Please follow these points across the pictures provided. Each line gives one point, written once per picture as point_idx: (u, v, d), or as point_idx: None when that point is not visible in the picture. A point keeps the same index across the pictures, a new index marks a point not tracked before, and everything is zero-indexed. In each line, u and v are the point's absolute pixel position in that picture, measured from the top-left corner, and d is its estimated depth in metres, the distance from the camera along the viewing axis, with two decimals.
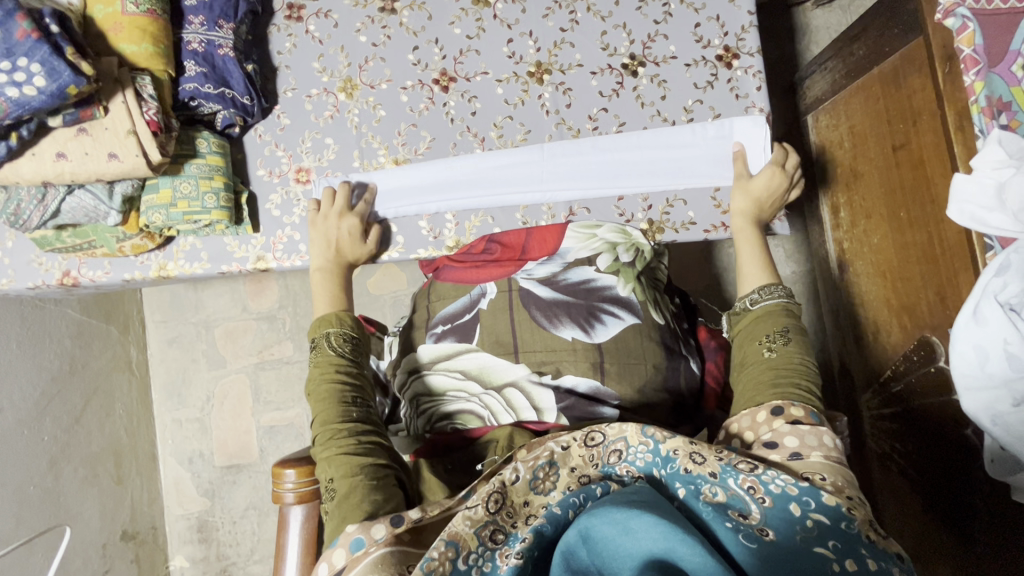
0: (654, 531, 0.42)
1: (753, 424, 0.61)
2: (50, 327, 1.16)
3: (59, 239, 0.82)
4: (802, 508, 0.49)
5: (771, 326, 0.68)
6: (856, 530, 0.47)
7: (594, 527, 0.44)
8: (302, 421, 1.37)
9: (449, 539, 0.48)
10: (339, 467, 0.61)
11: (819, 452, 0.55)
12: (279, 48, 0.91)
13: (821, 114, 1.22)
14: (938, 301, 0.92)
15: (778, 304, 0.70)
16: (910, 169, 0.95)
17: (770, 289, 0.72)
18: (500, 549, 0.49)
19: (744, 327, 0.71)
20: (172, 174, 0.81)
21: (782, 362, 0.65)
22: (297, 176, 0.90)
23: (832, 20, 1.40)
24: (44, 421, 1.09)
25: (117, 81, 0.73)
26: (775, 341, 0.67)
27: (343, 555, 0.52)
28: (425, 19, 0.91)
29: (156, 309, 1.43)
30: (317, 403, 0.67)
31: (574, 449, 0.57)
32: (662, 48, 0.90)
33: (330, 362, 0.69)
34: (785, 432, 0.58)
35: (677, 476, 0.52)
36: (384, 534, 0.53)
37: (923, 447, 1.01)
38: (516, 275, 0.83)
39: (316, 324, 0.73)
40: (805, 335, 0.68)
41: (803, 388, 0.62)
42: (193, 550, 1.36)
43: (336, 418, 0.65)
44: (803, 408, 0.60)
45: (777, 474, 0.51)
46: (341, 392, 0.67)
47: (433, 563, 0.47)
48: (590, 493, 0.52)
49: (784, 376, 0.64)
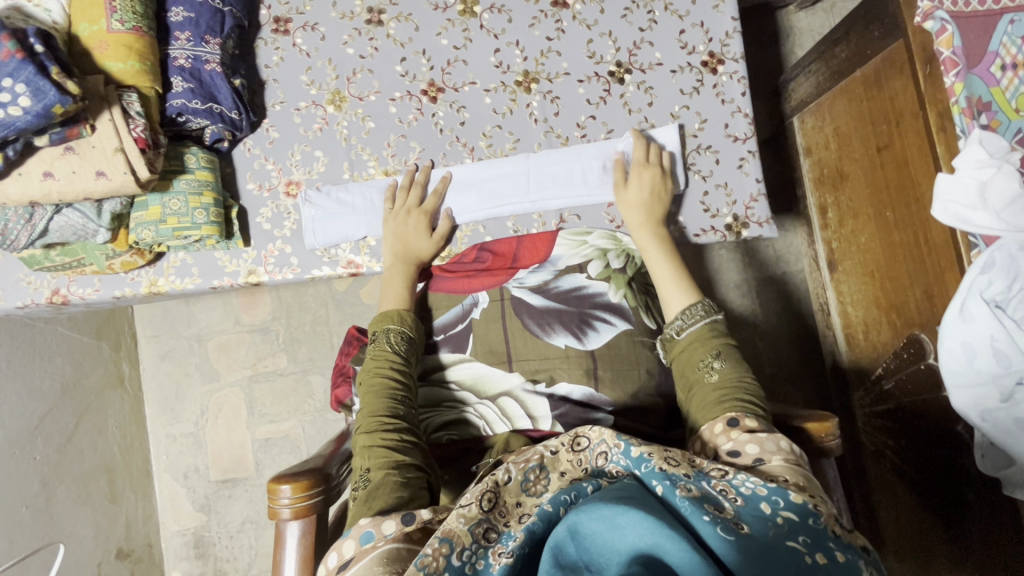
0: (641, 527, 0.42)
1: (712, 437, 0.60)
2: (40, 345, 1.15)
3: (47, 258, 0.82)
4: (772, 506, 0.48)
5: (702, 350, 0.69)
6: (822, 525, 0.46)
7: (581, 523, 0.44)
8: (298, 432, 1.37)
9: (443, 536, 0.49)
10: (377, 457, 0.64)
11: (778, 456, 0.54)
12: (266, 62, 0.91)
13: (806, 116, 1.23)
14: (926, 299, 0.94)
15: (703, 326, 0.70)
16: (894, 169, 0.97)
17: (692, 311, 0.72)
18: (492, 547, 0.50)
19: (680, 357, 0.71)
20: (161, 190, 0.81)
21: (723, 382, 0.65)
22: (287, 190, 0.90)
23: (816, 23, 1.42)
24: (36, 441, 1.07)
25: (104, 99, 0.73)
26: (710, 362, 0.67)
27: (353, 546, 0.53)
28: (412, 30, 0.91)
29: (148, 324, 1.42)
30: (368, 394, 0.71)
31: (562, 454, 0.58)
32: (648, 55, 0.91)
33: (386, 357, 0.74)
34: (745, 440, 0.57)
35: (653, 475, 0.50)
36: (393, 530, 0.54)
37: (915, 444, 1.02)
38: (508, 284, 0.84)
39: (379, 319, 0.79)
40: (734, 350, 0.68)
41: (751, 405, 0.62)
42: (190, 566, 1.35)
43: (382, 411, 0.69)
44: (755, 418, 0.60)
45: (746, 477, 0.51)
46: (391, 388, 0.71)
47: (427, 559, 0.48)
48: (581, 490, 0.52)
49: (729, 393, 0.64)
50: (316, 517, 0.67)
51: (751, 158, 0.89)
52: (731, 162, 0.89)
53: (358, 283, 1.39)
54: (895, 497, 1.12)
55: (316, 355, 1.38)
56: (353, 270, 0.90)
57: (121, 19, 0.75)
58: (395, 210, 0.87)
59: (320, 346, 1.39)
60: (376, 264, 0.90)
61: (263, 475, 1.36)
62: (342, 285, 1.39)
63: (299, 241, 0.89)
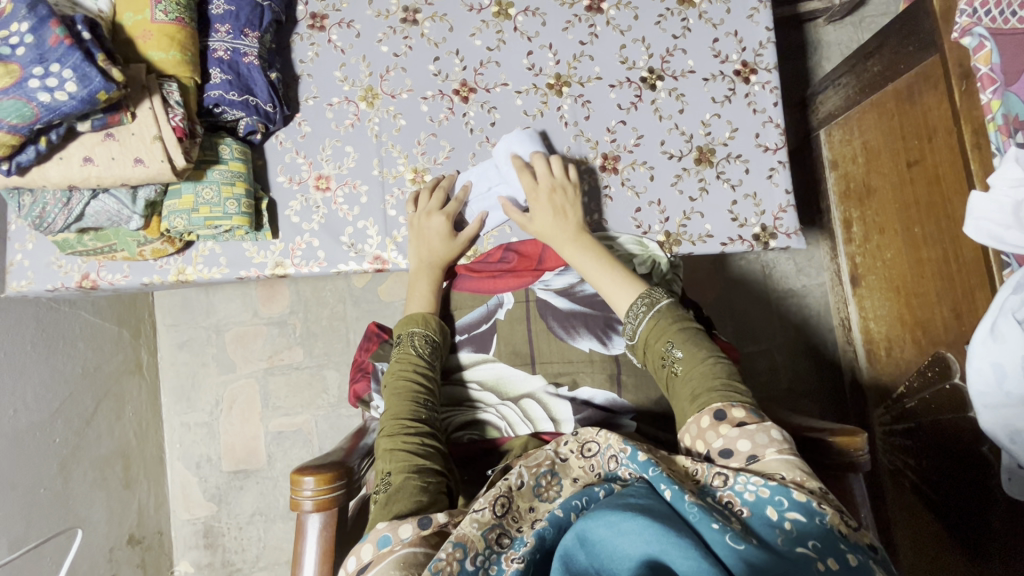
0: (646, 534, 0.42)
1: (701, 433, 0.58)
2: (64, 329, 1.16)
3: (80, 242, 0.83)
4: (778, 510, 0.47)
5: (659, 346, 0.68)
6: (829, 525, 0.45)
7: (590, 530, 0.45)
8: (311, 427, 1.37)
9: (455, 541, 0.49)
10: (398, 461, 0.64)
11: (772, 449, 0.53)
12: (302, 57, 0.92)
13: (834, 129, 1.22)
14: (953, 318, 0.93)
15: (649, 321, 0.71)
16: (925, 185, 0.96)
17: (635, 310, 0.73)
18: (505, 553, 0.49)
19: (646, 359, 0.71)
20: (195, 180, 0.81)
21: (688, 370, 0.65)
22: (317, 183, 0.90)
23: (844, 37, 1.41)
24: (56, 424, 1.08)
25: (145, 87, 0.74)
26: (670, 356, 0.67)
27: (371, 550, 0.53)
28: (447, 30, 0.92)
29: (168, 312, 1.43)
30: (392, 397, 0.71)
31: (573, 461, 0.59)
32: (680, 62, 0.91)
33: (410, 360, 0.75)
34: (736, 436, 0.55)
35: (661, 478, 0.50)
36: (410, 534, 0.53)
37: (937, 464, 1.01)
38: (534, 286, 0.85)
39: (404, 321, 0.80)
40: (687, 334, 0.68)
41: (720, 387, 0.61)
42: (199, 555, 1.35)
43: (406, 414, 0.69)
44: (743, 408, 0.58)
45: (748, 479, 0.50)
46: (415, 390, 0.72)
47: (441, 563, 0.47)
48: (592, 495, 0.53)
49: (700, 384, 0.63)
50: (337, 510, 0.66)
51: (781, 168, 0.89)
52: (761, 171, 0.89)
53: (376, 280, 1.40)
54: (913, 517, 1.10)
55: (332, 349, 1.39)
56: (379, 265, 0.89)
57: (165, 10, 0.77)
58: (417, 213, 0.86)
59: (336, 341, 1.40)
60: (401, 260, 0.89)
61: (275, 468, 1.37)
62: (360, 281, 1.40)
63: (327, 234, 0.89)
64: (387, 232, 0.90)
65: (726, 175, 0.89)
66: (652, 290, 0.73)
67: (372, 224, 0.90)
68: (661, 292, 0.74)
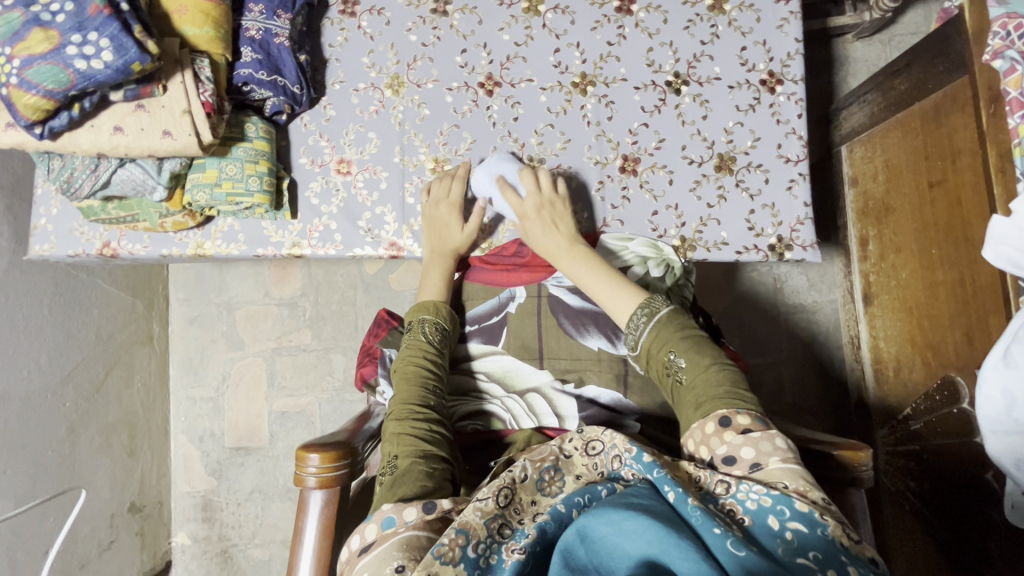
0: (647, 533, 0.43)
1: (705, 438, 0.58)
2: (81, 296, 1.18)
3: (104, 210, 0.84)
4: (779, 519, 0.47)
5: (661, 356, 0.67)
6: (832, 536, 0.45)
7: (591, 527, 0.45)
8: (314, 409, 1.39)
9: (458, 527, 0.49)
10: (405, 445, 0.64)
11: (776, 458, 0.53)
12: (331, 41, 0.93)
13: (856, 145, 1.22)
14: (965, 342, 0.93)
15: (650, 332, 0.68)
16: (945, 207, 0.96)
17: (635, 322, 0.71)
18: (505, 543, 0.50)
19: (649, 369, 0.69)
20: (220, 155, 0.82)
21: (693, 379, 0.63)
22: (338, 167, 0.91)
23: (872, 54, 1.41)
24: (67, 388, 1.11)
25: (178, 61, 0.75)
26: (673, 365, 0.65)
27: (375, 530, 0.54)
28: (476, 23, 0.93)
29: (181, 287, 1.45)
30: (401, 382, 0.72)
31: (577, 458, 0.59)
32: (707, 68, 0.91)
33: (420, 346, 0.75)
34: (740, 443, 0.55)
35: (666, 479, 0.51)
36: (414, 518, 0.54)
37: (939, 488, 1.00)
38: (546, 282, 0.85)
39: (416, 308, 0.80)
40: (693, 342, 0.66)
41: (726, 394, 0.60)
42: (196, 528, 1.37)
43: (414, 400, 0.69)
44: (749, 414, 0.57)
45: (750, 488, 0.50)
46: (424, 377, 0.72)
47: (443, 548, 0.47)
48: (594, 494, 0.53)
49: (703, 393, 0.61)
50: (339, 489, 0.67)
51: (801, 180, 0.89)
52: (781, 183, 0.89)
53: (388, 268, 1.41)
54: (911, 542, 1.09)
55: (340, 334, 1.41)
56: (394, 252, 0.90)
57: None
58: (429, 202, 0.88)
59: (344, 326, 1.41)
60: (416, 248, 0.90)
61: (276, 447, 1.38)
62: (372, 268, 1.41)
63: (345, 218, 0.90)
64: (405, 219, 0.90)
65: (745, 184, 0.89)
66: (652, 299, 0.71)
67: (390, 211, 0.91)
68: (662, 299, 0.72)
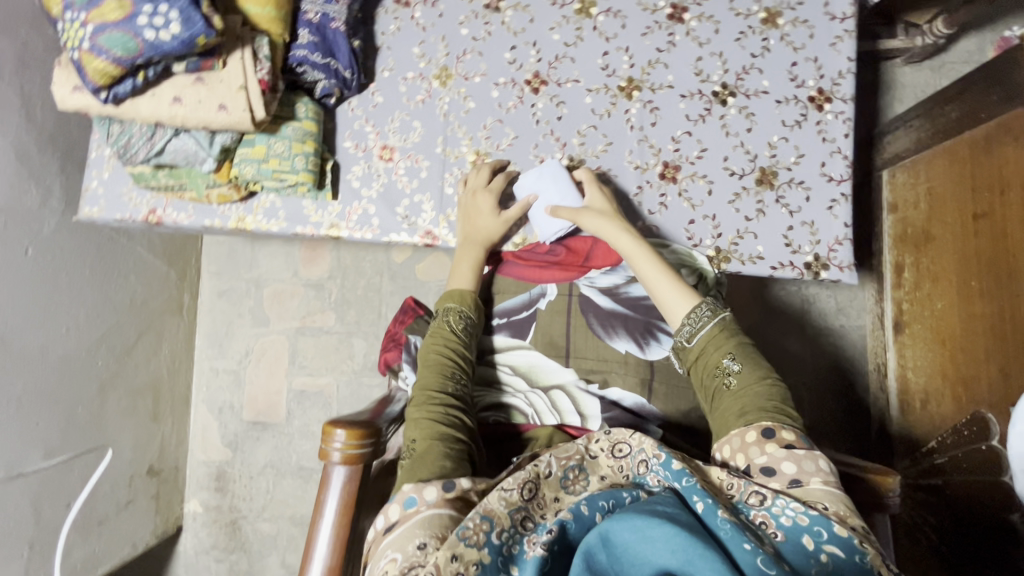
0: (672, 542, 0.42)
1: (744, 447, 0.58)
2: (120, 261, 1.21)
3: (154, 177, 0.85)
4: (815, 540, 0.46)
5: (715, 356, 0.67)
6: (868, 564, 0.44)
7: (614, 532, 0.45)
8: (332, 390, 1.41)
9: (483, 513, 0.50)
10: (423, 429, 0.65)
11: (818, 479, 0.53)
12: (384, 29, 0.95)
13: (898, 171, 1.20)
14: (1001, 378, 0.91)
15: (712, 329, 0.68)
16: (989, 239, 0.94)
17: (697, 315, 0.70)
18: (529, 535, 0.50)
19: (695, 365, 0.69)
20: (270, 133, 0.85)
21: (744, 386, 0.63)
22: (381, 153, 0.93)
23: (921, 80, 1.38)
24: (101, 348, 1.14)
25: (239, 39, 0.78)
26: (726, 367, 0.65)
27: (398, 510, 0.55)
28: (527, 21, 0.93)
29: (213, 260, 1.47)
30: (422, 369, 0.73)
31: (602, 459, 0.60)
32: (755, 81, 0.91)
33: (442, 336, 0.77)
34: (782, 457, 0.55)
35: (694, 489, 0.51)
36: (434, 497, 0.55)
37: (960, 526, 0.98)
38: (578, 281, 0.86)
39: (443, 298, 0.81)
40: (750, 352, 0.66)
41: (772, 408, 0.60)
42: (208, 497, 1.40)
43: (434, 385, 0.71)
44: (793, 432, 0.58)
45: (787, 504, 0.50)
46: (444, 364, 0.73)
47: (468, 532, 0.48)
48: (619, 500, 0.53)
49: (751, 401, 0.62)
50: (361, 467, 0.68)
51: (843, 201, 0.88)
52: (822, 202, 0.88)
53: (416, 258, 1.43)
54: None
55: (363, 319, 1.42)
56: (429, 240, 0.91)
57: None
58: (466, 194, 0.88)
59: (368, 311, 1.43)
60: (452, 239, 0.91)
61: (292, 425, 1.40)
62: (400, 257, 1.43)
63: (384, 203, 0.92)
64: (442, 209, 0.92)
65: (786, 200, 0.89)
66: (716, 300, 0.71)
67: (428, 200, 0.92)
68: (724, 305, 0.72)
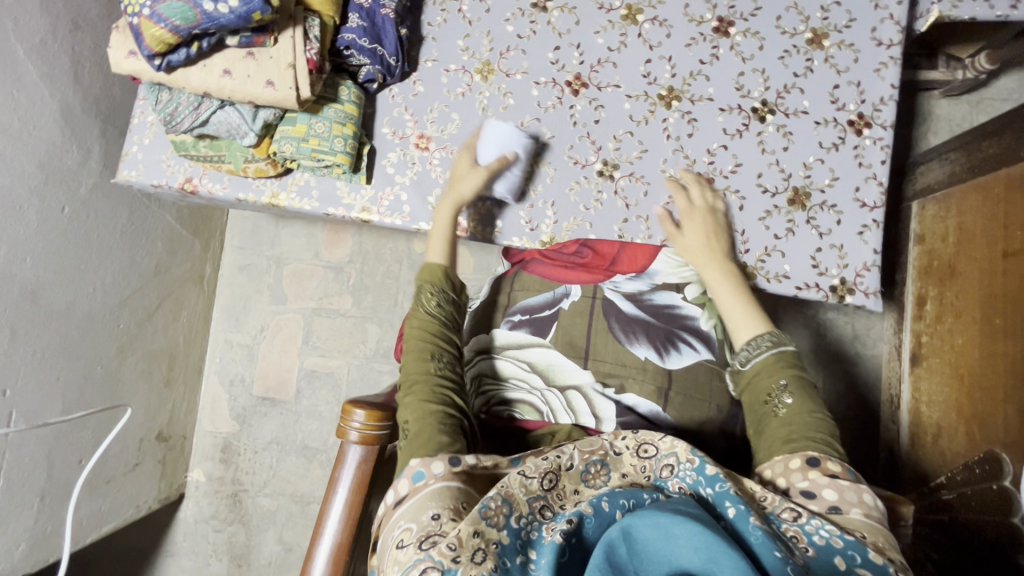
0: (695, 540, 0.41)
1: (786, 472, 0.60)
2: (149, 227, 1.23)
3: (195, 147, 0.88)
4: (847, 561, 0.47)
5: (768, 382, 0.68)
6: None
7: (636, 527, 0.45)
8: (342, 373, 1.42)
9: (504, 496, 0.51)
10: (412, 410, 0.66)
11: (858, 509, 0.54)
12: (430, 20, 0.96)
13: (928, 203, 1.19)
14: (1018, 420, 0.90)
15: (769, 357, 0.70)
16: (1017, 278, 0.93)
17: (756, 342, 0.72)
18: (546, 523, 0.51)
19: (746, 389, 0.70)
20: (312, 112, 0.86)
21: (793, 416, 0.64)
22: (418, 142, 0.94)
23: (957, 114, 1.37)
24: (124, 311, 1.16)
25: (292, 18, 0.79)
26: (778, 396, 0.66)
27: (406, 485, 0.57)
28: (573, 23, 0.94)
29: (237, 234, 1.49)
30: (404, 352, 0.73)
31: (626, 457, 0.59)
32: (795, 101, 0.91)
33: (418, 315, 0.76)
34: (824, 483, 0.57)
35: (728, 496, 0.51)
36: (442, 471, 0.57)
37: (962, 563, 0.97)
38: (603, 284, 0.87)
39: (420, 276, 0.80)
40: (807, 386, 0.67)
41: (819, 441, 0.61)
42: (212, 467, 1.42)
43: (414, 365, 0.70)
44: (839, 463, 0.59)
45: (823, 525, 0.50)
46: (421, 342, 0.73)
47: (490, 512, 0.49)
48: (639, 500, 0.52)
49: (800, 431, 0.63)
50: (377, 448, 0.69)
51: (874, 227, 0.88)
52: (853, 226, 0.88)
53: None
54: None
55: (379, 305, 1.44)
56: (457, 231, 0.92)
57: None
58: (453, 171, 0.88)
59: (384, 298, 1.44)
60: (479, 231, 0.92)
61: (300, 403, 1.42)
62: (421, 247, 1.44)
63: (416, 191, 0.93)
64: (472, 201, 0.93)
65: (816, 222, 0.89)
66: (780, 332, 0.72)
67: None
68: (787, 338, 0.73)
